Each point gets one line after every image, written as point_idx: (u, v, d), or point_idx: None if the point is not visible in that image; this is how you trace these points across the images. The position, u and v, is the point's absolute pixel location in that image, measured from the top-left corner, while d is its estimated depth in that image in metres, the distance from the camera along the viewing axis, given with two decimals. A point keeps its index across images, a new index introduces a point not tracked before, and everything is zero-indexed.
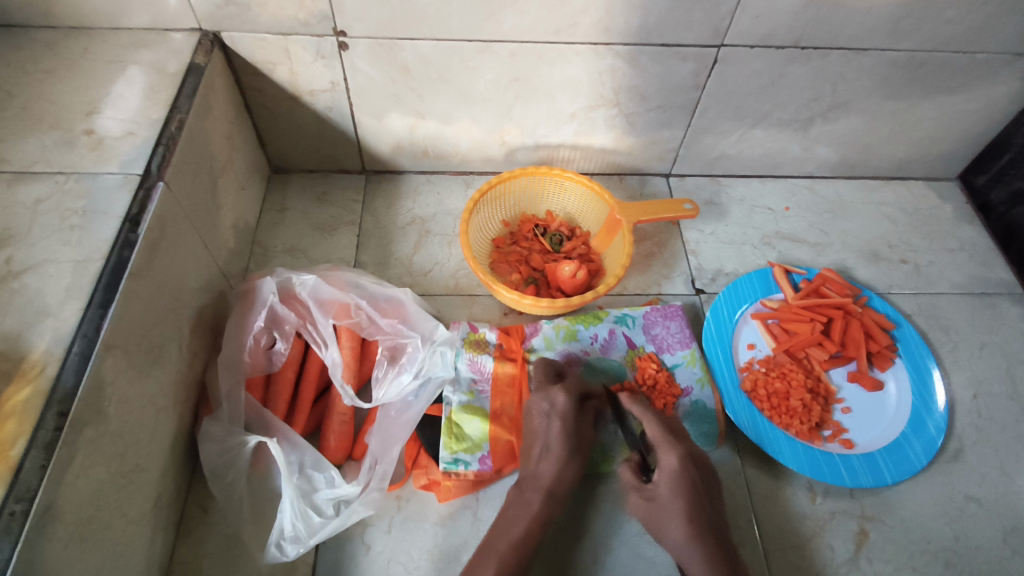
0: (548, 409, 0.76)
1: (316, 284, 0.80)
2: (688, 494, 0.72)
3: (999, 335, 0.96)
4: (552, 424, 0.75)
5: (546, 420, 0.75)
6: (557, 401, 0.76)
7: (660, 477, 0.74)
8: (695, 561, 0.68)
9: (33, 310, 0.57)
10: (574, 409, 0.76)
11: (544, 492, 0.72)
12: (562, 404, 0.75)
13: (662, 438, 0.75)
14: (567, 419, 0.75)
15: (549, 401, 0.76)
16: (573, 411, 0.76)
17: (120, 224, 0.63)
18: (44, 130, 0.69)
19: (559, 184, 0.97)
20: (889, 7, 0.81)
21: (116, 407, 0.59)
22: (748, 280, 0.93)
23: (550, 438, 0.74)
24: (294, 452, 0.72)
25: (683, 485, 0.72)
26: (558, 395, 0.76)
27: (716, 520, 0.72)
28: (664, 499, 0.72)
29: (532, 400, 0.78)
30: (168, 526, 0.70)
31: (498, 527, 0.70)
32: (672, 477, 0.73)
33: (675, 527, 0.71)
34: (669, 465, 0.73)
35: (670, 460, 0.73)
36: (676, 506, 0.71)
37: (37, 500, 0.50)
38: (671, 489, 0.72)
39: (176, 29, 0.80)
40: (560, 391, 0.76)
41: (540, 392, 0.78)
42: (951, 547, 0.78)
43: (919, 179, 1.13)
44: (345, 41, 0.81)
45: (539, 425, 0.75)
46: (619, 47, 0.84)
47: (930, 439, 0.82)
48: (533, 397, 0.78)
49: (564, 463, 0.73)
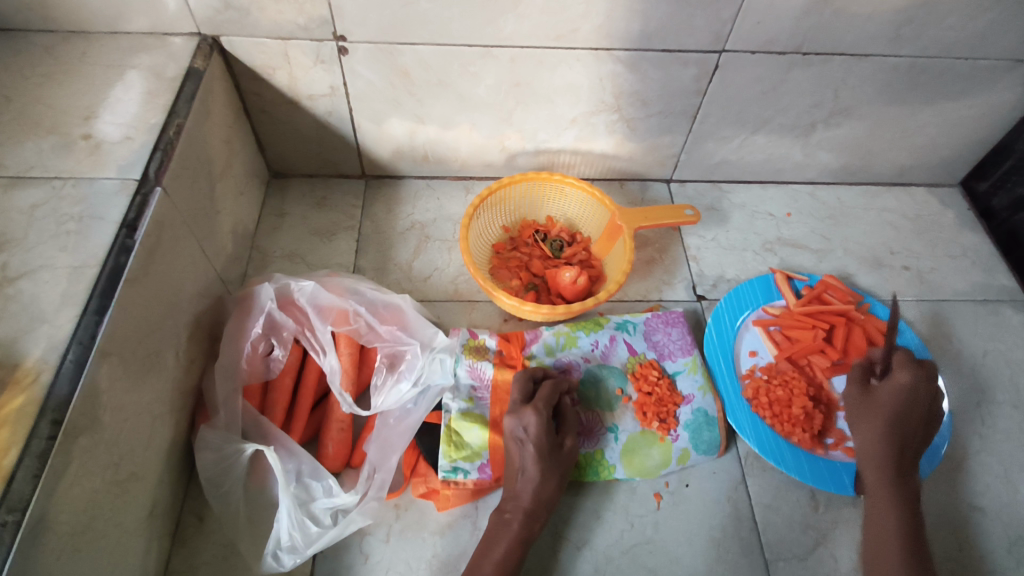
0: (522, 434, 0.72)
1: (314, 291, 0.79)
2: (906, 406, 0.73)
3: (1002, 343, 0.95)
4: (526, 450, 0.72)
5: (520, 446, 0.72)
6: (529, 424, 0.72)
7: (884, 387, 0.75)
8: (874, 462, 0.72)
9: (29, 316, 0.56)
10: (548, 432, 0.72)
11: (524, 511, 0.70)
12: (534, 428, 0.72)
13: (902, 359, 0.76)
14: (540, 445, 0.72)
15: (522, 425, 0.73)
16: (546, 433, 0.72)
17: (116, 230, 0.62)
18: (41, 134, 0.68)
19: (559, 190, 0.96)
20: (890, 13, 0.81)
21: (111, 415, 0.59)
22: (749, 287, 0.93)
23: (526, 463, 0.71)
24: (291, 460, 0.71)
25: (908, 398, 0.74)
26: (529, 418, 0.73)
27: (924, 421, 0.74)
28: (877, 403, 0.75)
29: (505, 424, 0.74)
30: (164, 535, 0.70)
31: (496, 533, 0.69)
32: (903, 389, 0.74)
33: (869, 426, 0.74)
34: (903, 379, 0.74)
35: (903, 376, 0.74)
36: (887, 412, 0.73)
37: (30, 511, 0.49)
38: (892, 399, 0.74)
39: (175, 33, 0.79)
40: (531, 413, 0.73)
41: (513, 414, 0.74)
42: (956, 557, 0.78)
43: (921, 186, 1.13)
44: (345, 46, 0.81)
45: (514, 451, 0.72)
46: (620, 53, 0.84)
47: (934, 448, 0.82)
48: (506, 420, 0.74)
49: (544, 482, 0.71)
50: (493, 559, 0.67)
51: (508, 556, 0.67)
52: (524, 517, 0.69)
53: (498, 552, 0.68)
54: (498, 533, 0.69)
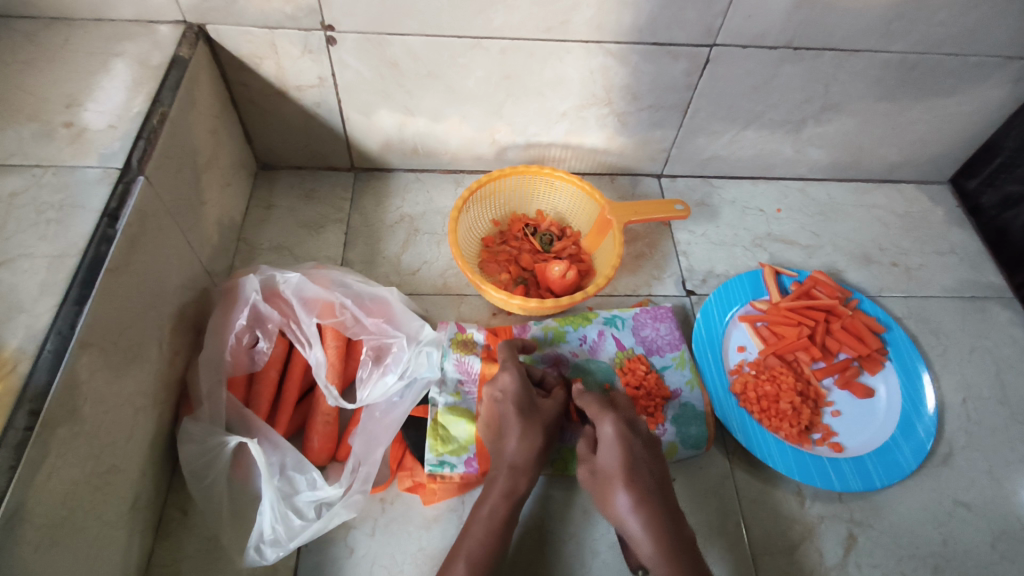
0: (500, 394, 0.74)
1: (300, 282, 0.78)
2: (626, 459, 0.67)
3: (989, 339, 0.96)
4: (506, 407, 0.73)
5: (499, 404, 0.74)
6: (505, 384, 0.74)
7: (703, 468, 0.81)
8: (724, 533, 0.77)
9: (7, 306, 0.55)
10: (524, 387, 0.74)
11: (509, 467, 0.70)
12: (510, 385, 0.73)
13: (597, 409, 0.71)
14: (517, 400, 0.72)
15: (500, 386, 0.74)
16: (523, 390, 0.74)
17: (98, 219, 0.61)
18: (22, 122, 0.67)
19: (550, 183, 0.96)
20: (881, 8, 0.81)
21: (91, 406, 0.58)
22: (738, 282, 0.93)
23: (506, 419, 0.72)
24: (275, 453, 0.70)
25: (621, 453, 0.68)
26: (505, 378, 0.74)
27: (755, 500, 0.79)
28: (605, 470, 0.68)
29: (484, 390, 0.76)
30: (146, 527, 0.69)
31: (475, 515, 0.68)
32: (611, 445, 0.68)
33: (618, 495, 0.66)
34: (607, 434, 0.69)
35: (606, 428, 0.69)
36: (615, 474, 0.67)
37: (5, 502, 0.48)
38: (611, 456, 0.68)
39: (161, 21, 0.78)
40: (506, 372, 0.75)
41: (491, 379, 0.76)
42: (940, 551, 0.78)
43: (910, 183, 1.13)
44: (333, 36, 0.80)
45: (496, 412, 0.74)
46: (611, 46, 0.83)
47: (919, 443, 0.82)
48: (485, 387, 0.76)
49: (524, 438, 0.71)
50: (483, 517, 0.67)
51: (497, 531, 0.67)
52: (508, 471, 0.69)
53: (487, 511, 0.68)
54: (487, 490, 0.70)
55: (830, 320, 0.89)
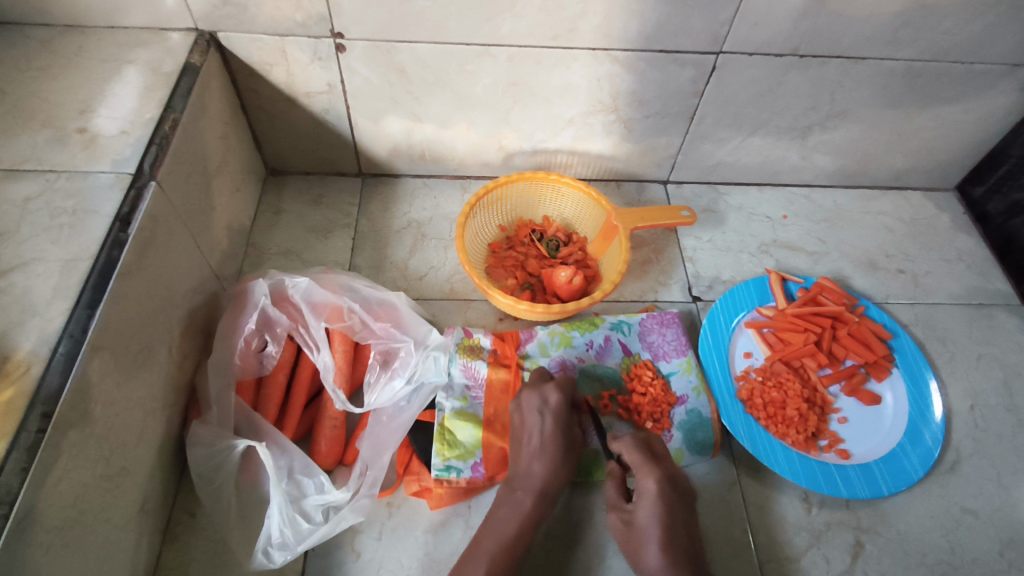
0: (541, 406, 0.74)
1: (309, 287, 0.79)
2: (666, 521, 0.68)
3: (996, 346, 0.95)
4: (544, 422, 0.73)
5: (538, 417, 0.74)
6: (550, 399, 0.74)
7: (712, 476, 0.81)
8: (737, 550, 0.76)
9: (20, 309, 0.56)
10: (566, 408, 0.75)
11: (537, 491, 0.71)
12: (554, 401, 0.74)
13: (640, 462, 0.71)
14: (557, 420, 0.73)
15: (541, 397, 0.75)
16: (565, 410, 0.75)
17: (110, 224, 0.62)
18: (36, 127, 0.68)
19: (556, 190, 0.96)
20: (888, 16, 0.81)
21: (103, 409, 0.58)
22: (744, 288, 0.93)
23: (543, 437, 0.73)
24: (283, 457, 0.71)
25: (661, 513, 0.69)
26: (550, 392, 0.75)
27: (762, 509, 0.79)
28: (641, 525, 0.69)
29: (523, 397, 0.75)
30: (155, 529, 0.69)
31: (486, 526, 0.69)
32: (651, 503, 0.69)
33: (651, 553, 0.67)
34: (649, 490, 0.70)
35: (648, 485, 0.70)
36: (652, 531, 0.68)
37: (18, 504, 0.48)
38: (649, 515, 0.69)
39: (173, 29, 0.79)
40: (551, 389, 0.75)
41: (533, 388, 0.76)
42: (948, 559, 0.78)
43: (916, 190, 1.13)
44: (343, 43, 0.81)
45: (531, 422, 0.74)
46: (618, 53, 0.84)
47: (926, 451, 0.82)
48: (525, 393, 0.76)
49: (556, 463, 0.72)
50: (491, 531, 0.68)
51: (508, 542, 0.67)
52: (536, 497, 0.70)
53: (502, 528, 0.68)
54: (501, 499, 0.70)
55: (836, 328, 0.89)
